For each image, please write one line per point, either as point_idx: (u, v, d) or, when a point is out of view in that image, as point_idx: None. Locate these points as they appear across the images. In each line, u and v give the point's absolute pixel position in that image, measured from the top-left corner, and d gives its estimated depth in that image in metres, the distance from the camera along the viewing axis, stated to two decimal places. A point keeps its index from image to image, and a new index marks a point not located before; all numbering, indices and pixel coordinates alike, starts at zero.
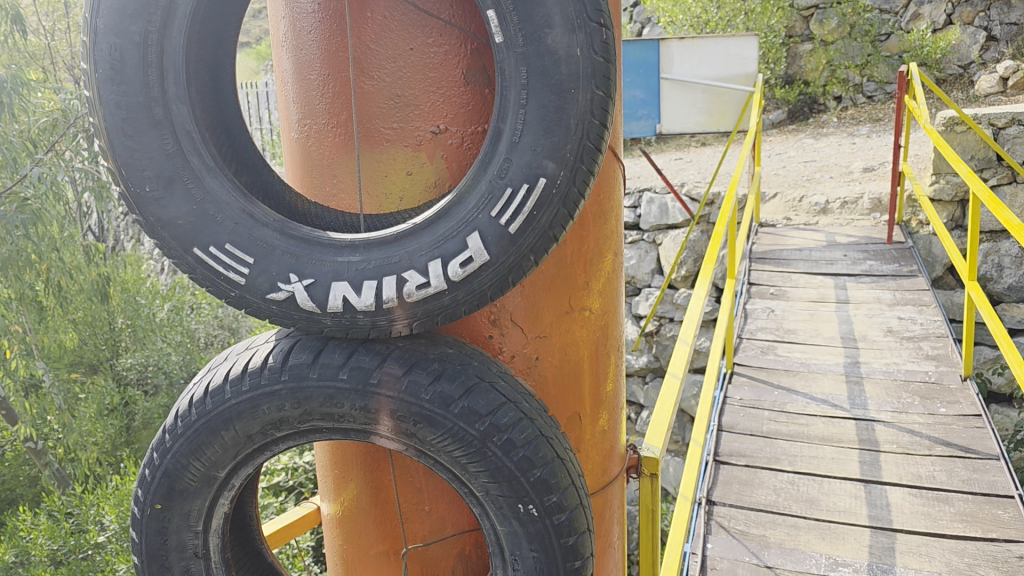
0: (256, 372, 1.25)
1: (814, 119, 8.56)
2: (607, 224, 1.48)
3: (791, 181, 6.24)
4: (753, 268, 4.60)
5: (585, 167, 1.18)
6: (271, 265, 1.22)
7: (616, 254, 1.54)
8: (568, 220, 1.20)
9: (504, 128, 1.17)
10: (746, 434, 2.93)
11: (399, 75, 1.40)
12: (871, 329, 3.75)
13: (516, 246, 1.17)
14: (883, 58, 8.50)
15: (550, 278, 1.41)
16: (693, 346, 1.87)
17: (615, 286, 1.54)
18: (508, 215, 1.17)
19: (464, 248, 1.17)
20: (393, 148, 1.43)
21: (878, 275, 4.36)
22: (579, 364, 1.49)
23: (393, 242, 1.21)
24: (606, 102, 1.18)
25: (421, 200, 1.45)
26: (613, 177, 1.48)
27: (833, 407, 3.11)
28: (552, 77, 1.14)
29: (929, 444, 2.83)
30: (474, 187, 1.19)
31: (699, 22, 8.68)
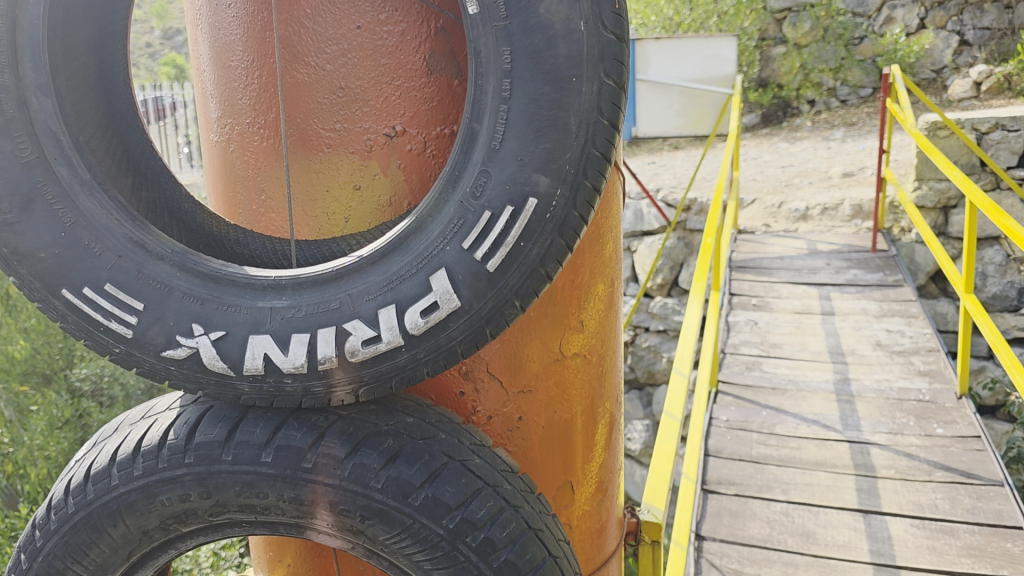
0: (153, 453, 1.10)
1: (788, 124, 8.34)
2: (605, 253, 1.31)
3: (770, 186, 6.08)
4: (734, 277, 4.42)
5: (589, 182, 1.01)
6: (167, 314, 1.07)
7: (613, 282, 1.37)
8: (562, 253, 1.03)
9: (480, 131, 1.01)
10: (734, 459, 2.74)
11: (346, 64, 1.22)
12: (859, 342, 3.58)
13: (495, 288, 1.01)
14: (856, 62, 8.36)
15: (540, 320, 1.24)
16: (690, 380, 1.80)
17: (610, 324, 1.38)
18: (486, 247, 1.01)
19: (429, 290, 1.02)
20: (342, 156, 1.26)
21: (863, 285, 4.20)
22: (569, 420, 1.33)
23: (330, 283, 1.07)
24: (617, 93, 1.01)
25: (371, 220, 1.29)
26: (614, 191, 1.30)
27: (825, 429, 2.93)
28: (546, 61, 0.98)
29: (929, 469, 2.65)
30: (440, 210, 1.03)
31: (672, 24, 8.98)
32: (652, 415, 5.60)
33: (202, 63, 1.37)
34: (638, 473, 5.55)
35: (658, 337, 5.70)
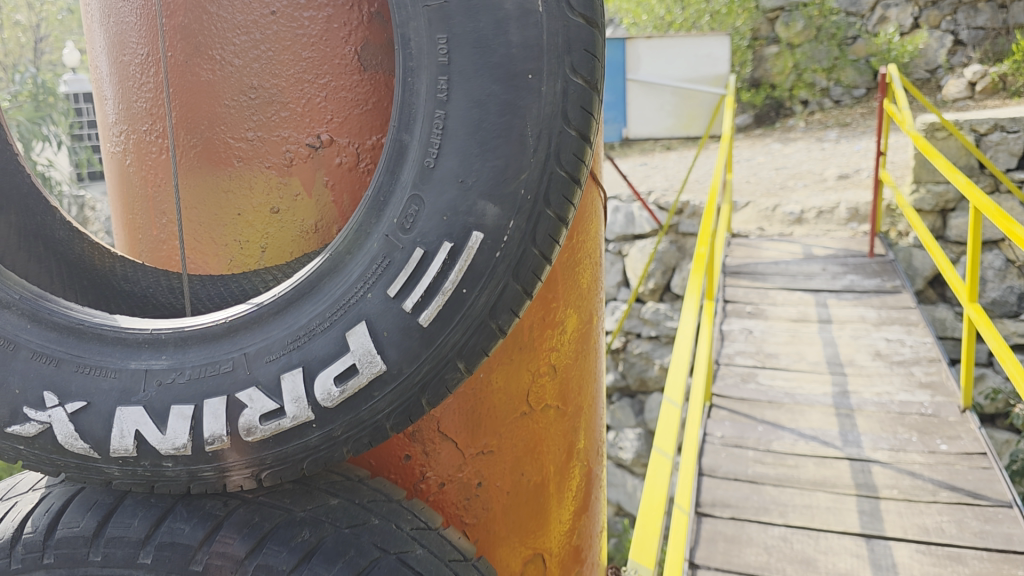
0: (6, 552, 1.06)
1: (780, 124, 8.20)
2: (582, 285, 1.21)
3: (763, 189, 5.95)
4: (728, 283, 4.30)
5: (551, 211, 0.92)
6: (13, 380, 0.98)
7: (591, 321, 1.25)
8: (520, 300, 0.93)
9: (411, 142, 0.92)
10: (730, 479, 2.60)
11: (265, 62, 1.15)
12: (857, 352, 3.44)
13: (434, 347, 0.91)
14: (850, 62, 8.24)
15: (507, 374, 1.14)
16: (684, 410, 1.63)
17: (587, 367, 1.27)
18: (419, 295, 0.90)
19: (345, 348, 0.92)
20: (260, 172, 1.19)
21: (860, 292, 4.06)
22: (540, 481, 1.23)
23: (222, 337, 0.98)
24: (587, 94, 0.92)
25: (292, 248, 1.21)
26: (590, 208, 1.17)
27: (824, 446, 2.79)
28: (495, 52, 0.88)
29: (934, 489, 2.50)
30: (362, 249, 0.94)
31: (663, 24, 8.87)
32: (644, 423, 5.46)
33: (103, 66, 1.34)
34: (630, 482, 5.41)
35: (650, 343, 5.57)
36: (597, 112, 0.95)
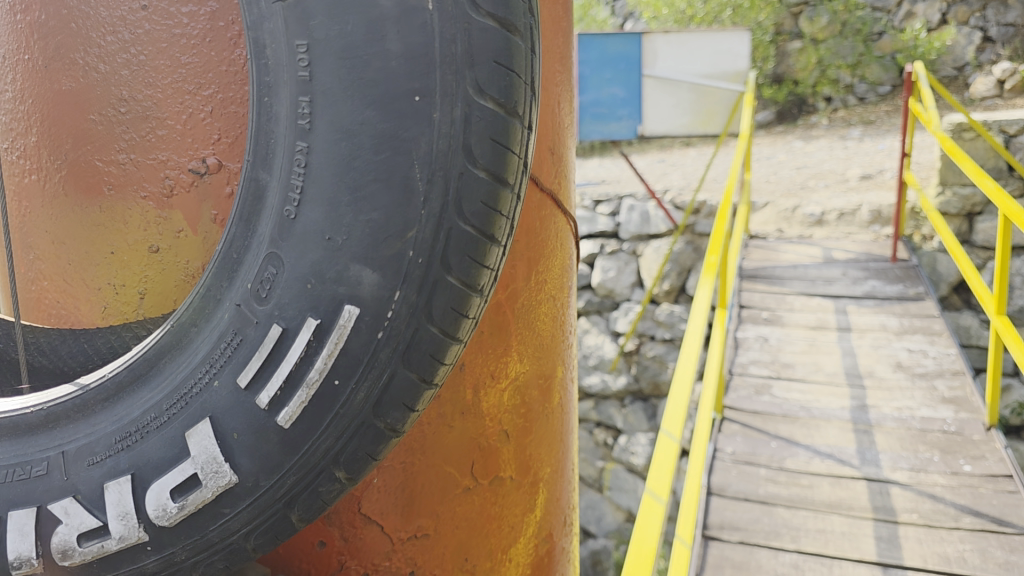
0: None
1: (803, 121, 8.02)
2: (540, 332, 1.13)
3: (783, 189, 5.78)
4: (743, 288, 4.16)
5: (452, 277, 0.79)
6: None
7: (549, 378, 1.16)
8: (416, 387, 0.80)
9: (269, 182, 0.80)
10: (739, 500, 2.47)
11: (135, 67, 1.06)
12: (877, 363, 3.30)
13: (302, 453, 0.79)
14: (875, 58, 8.05)
15: (448, 442, 1.02)
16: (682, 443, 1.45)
17: (548, 427, 1.18)
18: (276, 387, 0.78)
19: (185, 453, 0.80)
20: (136, 204, 1.08)
21: (882, 298, 3.90)
22: (490, 564, 1.11)
23: (41, 429, 0.88)
24: (500, 119, 0.78)
25: (172, 296, 1.09)
26: (548, 240, 1.11)
27: (840, 464, 2.65)
28: (369, 65, 0.75)
29: (956, 515, 2.35)
30: (212, 320, 0.83)
31: (684, 17, 8.68)
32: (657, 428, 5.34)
33: None
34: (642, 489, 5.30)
35: (664, 346, 5.46)
36: (515, 145, 0.81)
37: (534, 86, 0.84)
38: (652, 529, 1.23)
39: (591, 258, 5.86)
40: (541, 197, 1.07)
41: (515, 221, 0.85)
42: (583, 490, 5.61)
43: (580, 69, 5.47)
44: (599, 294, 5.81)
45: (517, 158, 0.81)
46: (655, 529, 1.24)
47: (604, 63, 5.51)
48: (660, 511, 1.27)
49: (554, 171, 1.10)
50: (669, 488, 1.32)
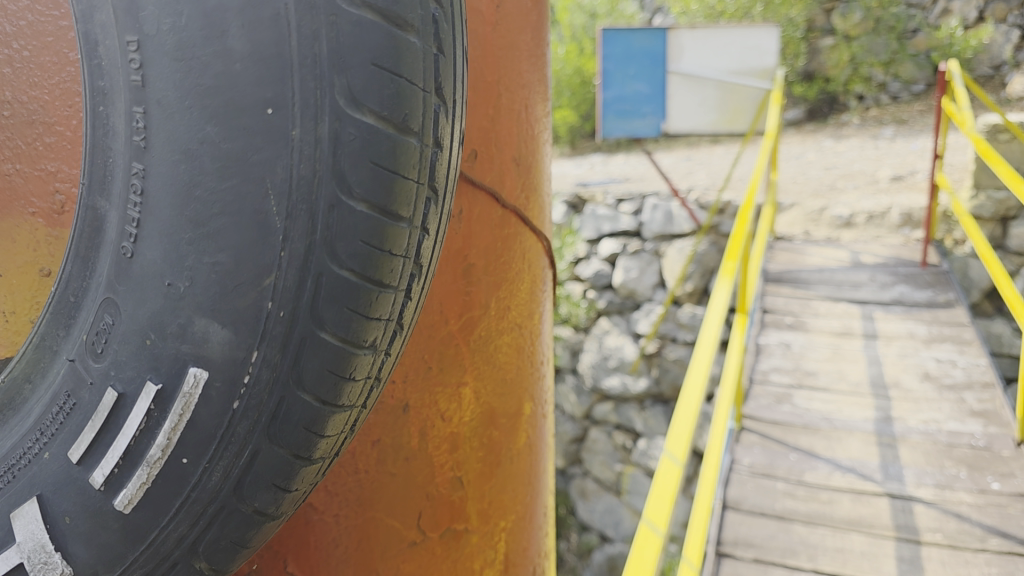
0: None
1: (834, 120, 7.88)
2: (501, 366, 1.05)
3: (811, 190, 5.64)
4: (767, 291, 4.06)
5: (326, 333, 0.67)
6: None
7: (515, 415, 1.08)
8: (291, 460, 0.70)
9: (107, 212, 0.69)
10: (755, 515, 2.38)
11: (18, 65, 0.99)
12: (904, 373, 3.18)
13: (154, 551, 0.71)
14: (909, 56, 7.87)
15: (392, 491, 0.95)
16: (685, 468, 1.37)
17: (513, 469, 1.09)
18: (111, 465, 0.69)
19: (12, 539, 0.77)
20: (26, 220, 1.02)
21: (910, 305, 3.78)
22: None
23: None
24: (381, 139, 0.65)
25: None
26: (510, 266, 1.03)
27: (862, 479, 2.54)
28: (209, 71, 0.62)
29: (982, 536, 2.25)
30: (49, 374, 0.76)
31: (714, 13, 8.46)
32: None
33: None
34: None
35: (686, 348, 5.35)
36: (410, 165, 0.67)
37: (443, 92, 0.70)
38: (645, 564, 1.14)
39: (614, 256, 5.84)
40: (503, 214, 1.00)
41: (423, 255, 0.73)
42: (601, 494, 5.58)
43: (605, 64, 5.23)
44: (621, 294, 5.77)
45: (418, 181, 0.68)
46: (650, 564, 1.14)
47: (629, 58, 5.29)
48: (657, 545, 1.18)
49: (519, 184, 1.03)
50: (667, 518, 1.23)
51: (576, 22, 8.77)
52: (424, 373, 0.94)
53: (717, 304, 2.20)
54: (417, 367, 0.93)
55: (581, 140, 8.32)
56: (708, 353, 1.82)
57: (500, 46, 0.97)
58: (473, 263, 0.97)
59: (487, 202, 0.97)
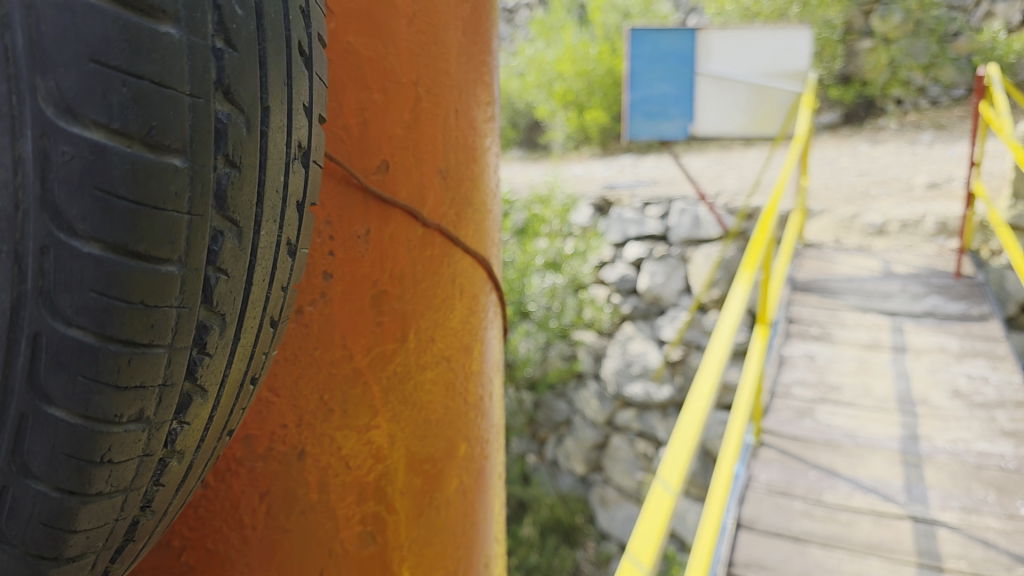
0: None
1: (871, 124, 7.72)
2: (424, 406, 0.98)
3: (843, 196, 5.51)
4: (794, 301, 3.96)
5: (57, 407, 0.62)
6: None
7: (444, 460, 1.02)
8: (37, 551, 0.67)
9: None
10: (770, 535, 2.30)
11: None
12: (933, 389, 3.06)
13: None
14: (950, 60, 7.68)
15: (289, 545, 0.90)
16: (678, 495, 1.29)
17: (441, 517, 1.03)
18: None
19: None
20: None
21: (942, 317, 3.66)
22: None
23: None
24: (110, 170, 0.59)
25: None
26: (431, 298, 0.97)
27: (884, 500, 2.43)
28: None
29: (1009, 565, 2.13)
30: None
31: (749, 14, 8.26)
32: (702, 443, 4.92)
33: None
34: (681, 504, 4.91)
35: None
36: (154, 198, 0.61)
37: (223, 87, 0.64)
38: None
39: (640, 260, 5.82)
40: (423, 236, 0.95)
41: (219, 299, 0.68)
42: (622, 502, 5.52)
43: (632, 63, 5.09)
44: (646, 300, 5.74)
45: (183, 220, 0.63)
46: None
47: (657, 59, 5.12)
48: None
49: (443, 203, 0.98)
50: (652, 554, 1.16)
51: (610, 22, 8.65)
52: (327, 412, 0.89)
53: (734, 303, 2.17)
54: (317, 405, 0.88)
55: (613, 142, 8.29)
56: (712, 375, 1.68)
57: (419, 51, 0.92)
58: (386, 291, 0.91)
59: (402, 222, 0.92)
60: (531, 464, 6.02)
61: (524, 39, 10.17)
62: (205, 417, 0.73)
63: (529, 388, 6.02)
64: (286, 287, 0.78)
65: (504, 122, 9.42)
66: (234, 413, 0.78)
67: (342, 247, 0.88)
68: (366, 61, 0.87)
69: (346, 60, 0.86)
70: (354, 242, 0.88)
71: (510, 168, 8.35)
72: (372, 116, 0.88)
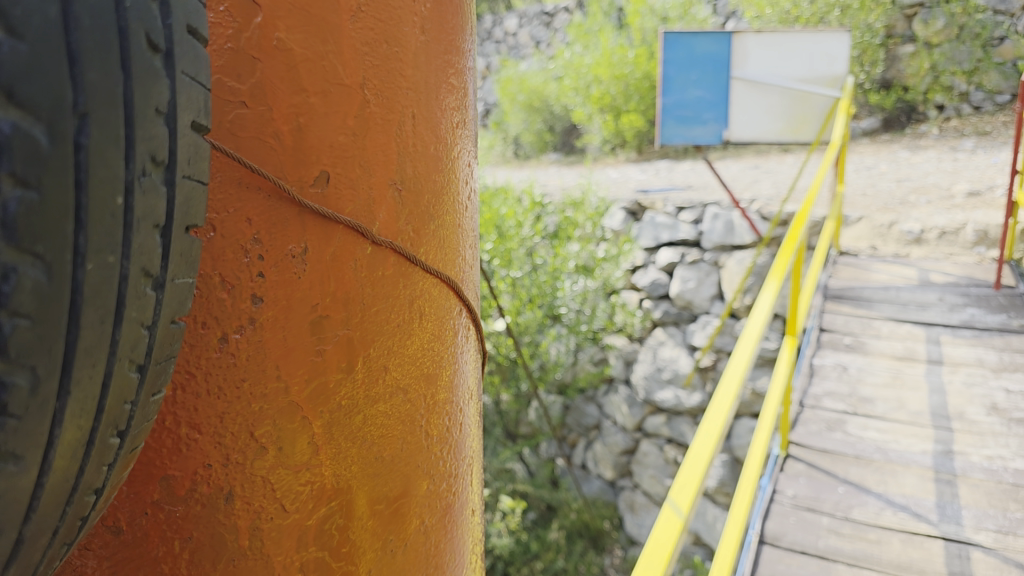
0: None
1: (911, 130, 7.60)
2: (379, 443, 0.89)
3: (881, 203, 5.39)
4: (827, 309, 3.88)
5: None
6: None
7: (400, 500, 0.93)
8: None
9: None
10: (795, 552, 2.23)
11: None
12: (969, 404, 2.96)
13: None
14: (995, 65, 7.49)
15: None
16: (687, 519, 1.24)
17: (398, 561, 0.95)
18: None
19: None
20: None
21: (981, 329, 3.55)
22: None
23: None
24: None
25: None
26: (382, 324, 0.88)
27: (915, 518, 2.35)
28: None
29: None
30: None
31: (788, 18, 8.08)
32: (731, 450, 4.85)
33: None
34: (711, 512, 4.84)
35: None
36: None
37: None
38: None
39: (672, 266, 5.78)
40: (371, 256, 0.86)
41: (19, 351, 0.55)
42: (651, 508, 5.50)
43: (666, 67, 5.22)
44: (677, 305, 5.70)
45: None
46: None
47: (691, 63, 5.20)
48: None
49: (399, 217, 0.89)
50: None
51: (648, 26, 8.55)
52: (259, 450, 0.80)
53: (762, 309, 2.12)
54: (248, 443, 0.79)
55: (649, 146, 8.23)
56: (727, 405, 1.52)
57: (365, 51, 0.83)
58: (329, 314, 0.83)
59: (346, 237, 0.83)
60: (560, 467, 5.91)
61: (563, 43, 10.12)
62: (28, 490, 0.59)
63: (558, 393, 5.91)
64: (152, 326, 0.65)
65: (541, 126, 9.36)
66: (89, 474, 0.65)
67: (274, 268, 0.79)
68: (300, 61, 0.78)
69: (275, 59, 0.76)
70: (287, 261, 0.79)
71: (545, 171, 8.31)
72: (308, 121, 0.79)
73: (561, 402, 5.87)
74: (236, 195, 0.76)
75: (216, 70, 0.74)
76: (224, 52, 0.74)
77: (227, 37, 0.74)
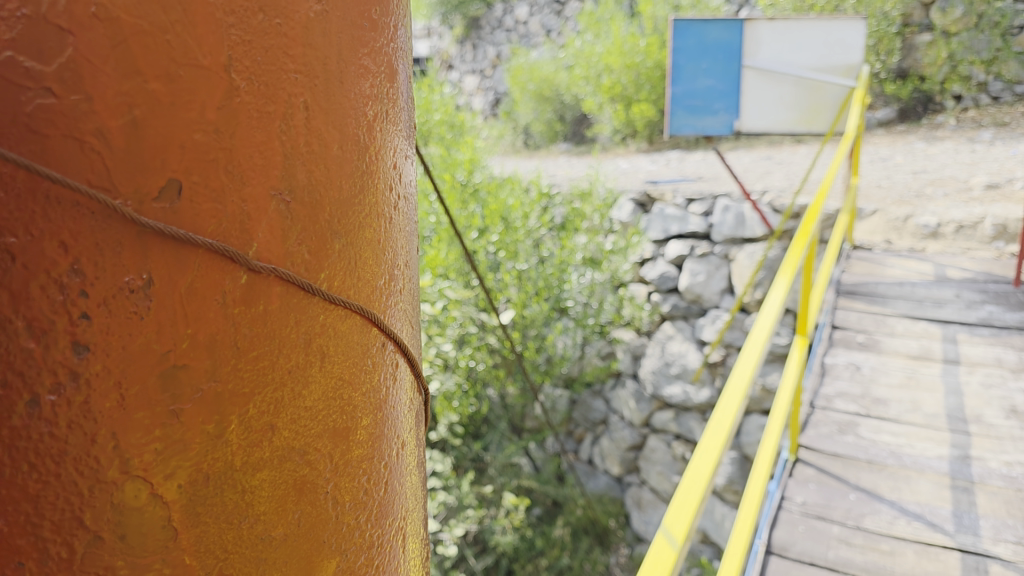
0: None
1: (928, 121, 7.44)
2: (273, 539, 0.63)
3: (896, 196, 5.26)
4: (840, 306, 3.77)
5: None
6: None
7: None
8: None
9: None
10: (803, 564, 2.13)
11: None
12: (988, 406, 2.85)
13: None
14: (1015, 54, 7.30)
15: None
16: (682, 551, 1.14)
17: None
18: None
19: None
20: None
21: (999, 327, 3.43)
22: None
23: None
24: None
25: None
26: (273, 376, 0.61)
27: (931, 528, 2.24)
28: None
29: None
30: None
31: (803, 7, 7.93)
32: (739, 447, 4.75)
33: None
34: (718, 510, 4.74)
35: None
36: None
37: None
38: None
39: (681, 259, 5.69)
40: (250, 287, 0.59)
41: None
42: (658, 505, 5.44)
43: (674, 57, 5.12)
44: (687, 299, 5.61)
45: None
46: None
47: (701, 52, 5.10)
48: None
49: (300, 232, 0.62)
50: None
51: (659, 14, 8.38)
52: (92, 538, 0.55)
53: (771, 307, 2.00)
54: (75, 531, 0.55)
55: (660, 136, 8.09)
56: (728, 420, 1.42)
57: (228, 23, 0.56)
58: (188, 363, 0.57)
59: (209, 269, 0.57)
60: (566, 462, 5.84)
61: (574, 31, 9.97)
62: None
63: (565, 387, 5.81)
64: None
65: (551, 115, 9.24)
66: None
67: (103, 308, 0.54)
68: (131, 34, 0.53)
69: (94, 30, 0.52)
70: (123, 298, 0.54)
71: (555, 161, 8.23)
72: (146, 115, 0.54)
73: (567, 395, 5.79)
74: (42, 213, 0.52)
75: (5, 47, 0.51)
76: (16, 20, 0.51)
77: (17, 3, 0.51)
